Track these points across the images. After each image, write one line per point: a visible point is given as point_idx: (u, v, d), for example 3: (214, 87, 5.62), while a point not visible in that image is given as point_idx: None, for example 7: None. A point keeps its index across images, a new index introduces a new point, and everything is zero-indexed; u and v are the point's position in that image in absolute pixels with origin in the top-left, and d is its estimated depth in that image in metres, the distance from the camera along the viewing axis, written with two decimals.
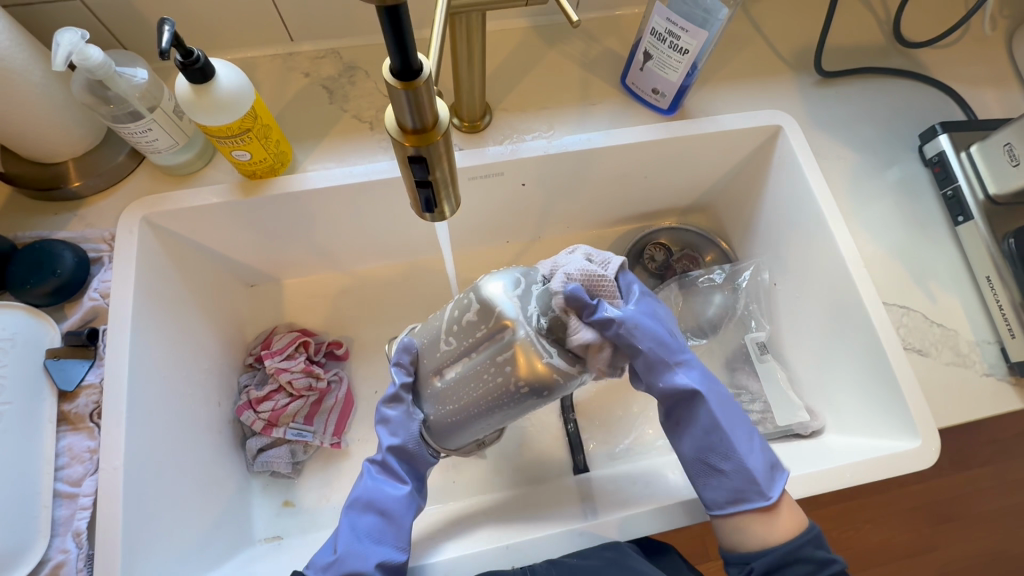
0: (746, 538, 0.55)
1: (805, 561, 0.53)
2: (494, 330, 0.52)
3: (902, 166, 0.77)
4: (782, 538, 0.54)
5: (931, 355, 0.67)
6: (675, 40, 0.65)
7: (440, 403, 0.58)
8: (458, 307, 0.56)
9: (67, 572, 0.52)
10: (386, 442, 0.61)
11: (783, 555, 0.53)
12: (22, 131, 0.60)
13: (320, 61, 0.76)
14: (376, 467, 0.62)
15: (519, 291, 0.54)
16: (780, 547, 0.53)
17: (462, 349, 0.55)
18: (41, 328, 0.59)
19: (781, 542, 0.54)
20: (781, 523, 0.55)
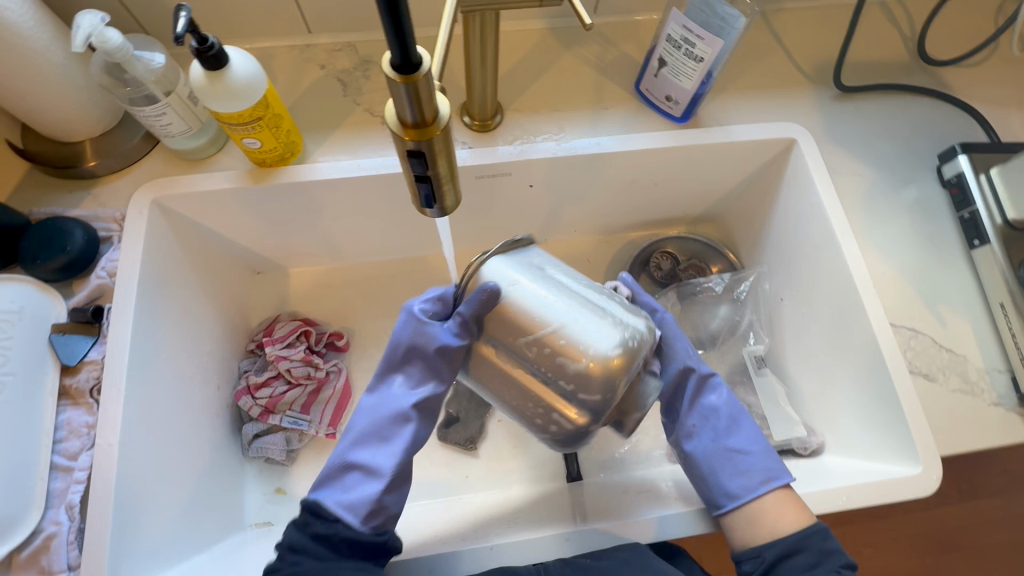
0: (752, 532, 0.56)
1: (810, 551, 0.53)
2: (571, 395, 0.48)
3: (919, 185, 0.75)
4: (788, 529, 0.55)
5: (938, 381, 0.65)
6: (690, 47, 0.65)
7: (484, 364, 0.52)
8: (567, 317, 0.47)
9: (58, 544, 0.52)
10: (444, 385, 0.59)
11: (792, 544, 0.54)
12: (43, 110, 0.61)
13: (336, 54, 0.77)
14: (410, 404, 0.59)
15: (635, 368, 0.48)
16: (786, 538, 0.54)
17: (534, 367, 0.48)
18: (49, 303, 0.60)
19: (791, 531, 0.55)
20: (786, 516, 0.56)
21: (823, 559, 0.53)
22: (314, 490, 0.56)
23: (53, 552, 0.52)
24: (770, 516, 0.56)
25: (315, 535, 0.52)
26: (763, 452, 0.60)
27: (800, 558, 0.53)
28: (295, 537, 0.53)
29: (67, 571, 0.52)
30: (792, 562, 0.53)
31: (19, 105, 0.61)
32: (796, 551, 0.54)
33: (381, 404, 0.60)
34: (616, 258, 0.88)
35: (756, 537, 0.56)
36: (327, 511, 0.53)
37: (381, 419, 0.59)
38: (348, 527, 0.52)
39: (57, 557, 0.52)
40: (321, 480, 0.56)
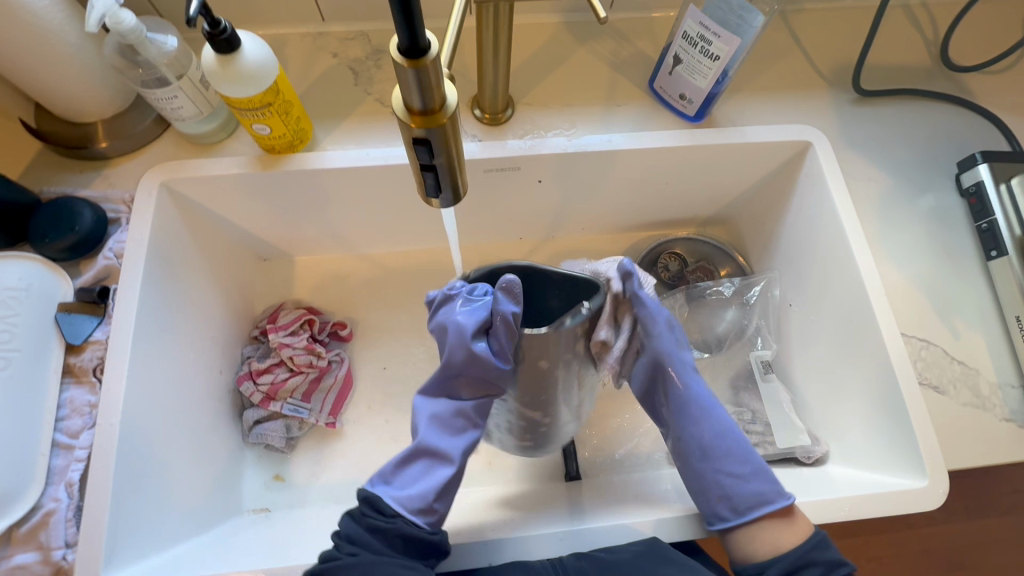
0: (752, 549, 0.55)
1: (817, 565, 0.52)
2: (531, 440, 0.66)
3: (937, 194, 0.73)
4: (790, 544, 0.54)
5: (948, 394, 0.64)
6: (706, 45, 0.64)
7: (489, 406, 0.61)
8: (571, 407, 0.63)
9: (56, 521, 0.53)
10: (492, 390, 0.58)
11: (795, 560, 0.52)
12: (56, 89, 0.61)
13: (349, 43, 0.77)
14: (468, 408, 0.57)
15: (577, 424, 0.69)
16: (789, 552, 0.53)
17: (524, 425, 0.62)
18: (56, 282, 0.61)
19: (791, 548, 0.53)
20: (788, 529, 0.54)
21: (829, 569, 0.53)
22: (370, 482, 0.54)
23: (51, 528, 0.52)
24: (770, 528, 0.55)
25: (371, 528, 0.51)
26: (753, 476, 0.57)
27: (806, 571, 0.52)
28: (351, 528, 0.51)
29: (65, 548, 0.52)
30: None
31: (32, 84, 0.61)
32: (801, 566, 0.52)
33: (440, 403, 0.58)
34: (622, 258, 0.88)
35: (758, 552, 0.54)
36: (387, 506, 0.52)
37: (443, 414, 0.57)
38: (410, 523, 0.51)
39: (55, 533, 0.52)
40: (380, 473, 0.55)
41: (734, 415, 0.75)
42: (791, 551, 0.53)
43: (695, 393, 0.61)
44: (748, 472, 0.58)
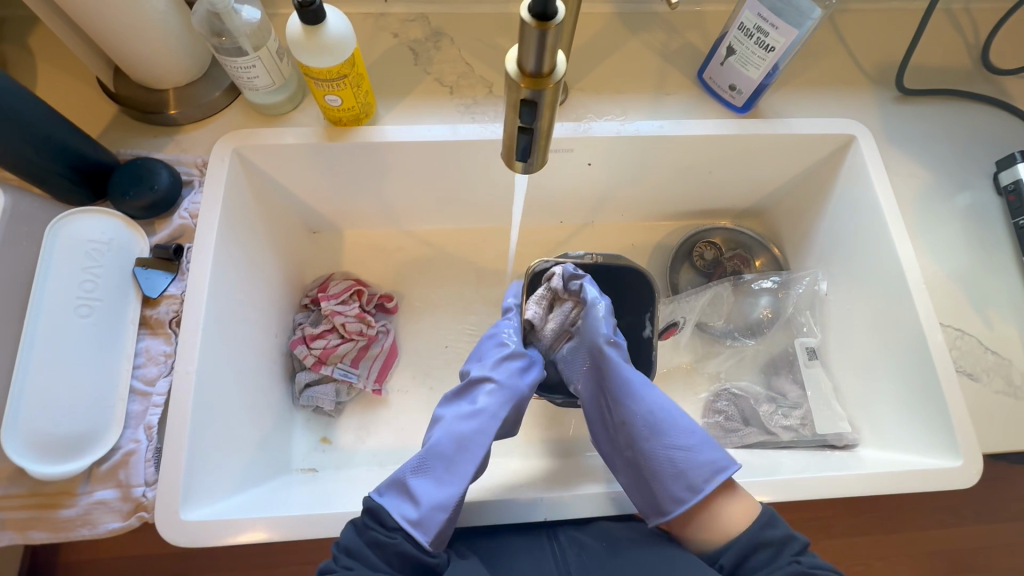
0: (705, 544, 0.57)
1: (767, 547, 0.54)
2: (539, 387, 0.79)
3: (974, 192, 0.76)
4: (738, 530, 0.55)
5: (982, 381, 0.66)
6: (762, 36, 0.66)
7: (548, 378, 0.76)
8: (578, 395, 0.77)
9: (137, 461, 0.56)
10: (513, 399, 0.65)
11: (745, 540, 0.54)
12: (138, 54, 0.64)
13: (409, 24, 0.79)
14: (487, 434, 0.61)
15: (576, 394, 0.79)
16: (740, 535, 0.55)
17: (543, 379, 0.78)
18: (132, 238, 0.63)
19: (743, 530, 0.55)
20: (731, 518, 0.56)
21: (781, 548, 0.53)
22: (382, 491, 0.56)
23: (131, 467, 0.55)
24: (721, 517, 0.56)
25: (372, 541, 0.52)
26: (688, 450, 0.60)
27: (756, 555, 0.54)
28: (352, 539, 0.52)
29: (144, 486, 0.55)
30: (753, 557, 0.54)
31: (115, 48, 0.64)
32: (753, 548, 0.54)
33: (460, 420, 0.62)
34: (659, 246, 0.91)
35: (729, 529, 0.56)
36: (387, 517, 0.53)
37: (464, 432, 0.61)
38: (410, 542, 0.52)
39: (135, 472, 0.55)
40: (390, 483, 0.56)
41: (772, 403, 0.79)
42: (740, 536, 0.55)
43: (629, 378, 0.65)
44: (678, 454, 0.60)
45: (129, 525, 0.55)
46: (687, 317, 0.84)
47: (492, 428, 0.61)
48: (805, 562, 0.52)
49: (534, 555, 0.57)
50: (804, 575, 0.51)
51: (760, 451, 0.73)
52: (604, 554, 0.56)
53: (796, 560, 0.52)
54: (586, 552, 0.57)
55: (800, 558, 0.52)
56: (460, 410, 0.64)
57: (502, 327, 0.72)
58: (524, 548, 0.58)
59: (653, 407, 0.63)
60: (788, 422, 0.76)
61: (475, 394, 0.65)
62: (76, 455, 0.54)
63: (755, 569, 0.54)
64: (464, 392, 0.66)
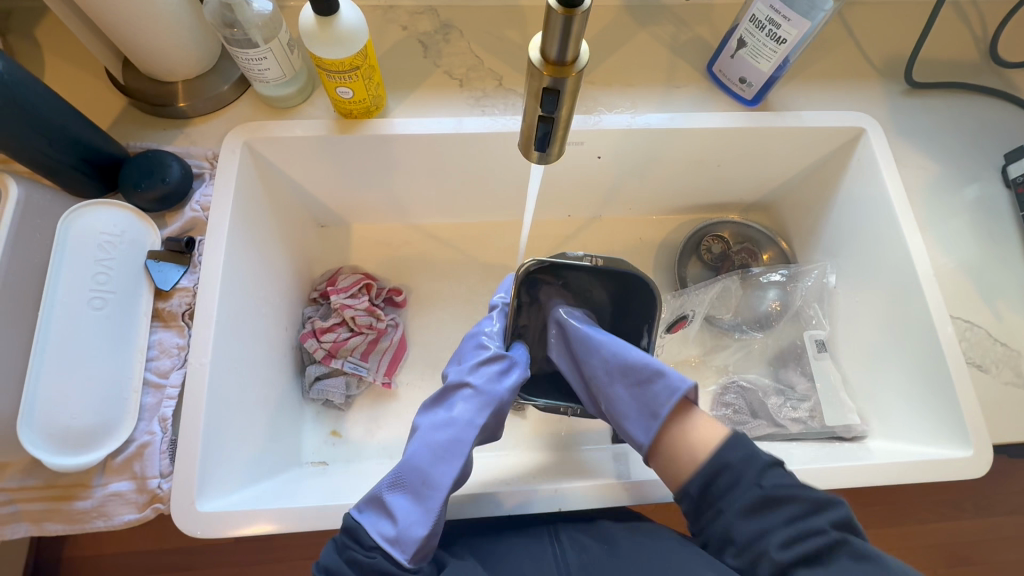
0: (672, 472, 0.58)
1: (729, 471, 0.54)
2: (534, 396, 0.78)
3: (982, 185, 0.76)
4: (705, 453, 0.56)
5: (991, 372, 0.67)
6: (774, 28, 0.66)
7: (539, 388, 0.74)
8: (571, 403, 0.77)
9: (152, 452, 0.56)
10: (490, 406, 0.63)
11: (707, 466, 0.55)
12: (148, 46, 0.64)
13: (418, 17, 0.79)
14: (462, 444, 0.60)
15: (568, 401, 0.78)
16: (704, 459, 0.56)
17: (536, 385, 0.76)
18: (144, 231, 0.63)
19: (707, 455, 0.56)
20: (693, 450, 0.57)
21: (744, 473, 0.53)
22: (359, 508, 0.55)
23: (146, 459, 0.56)
24: (682, 442, 0.58)
25: (350, 560, 0.51)
26: (647, 383, 0.63)
27: (721, 479, 0.54)
28: (331, 559, 0.52)
29: (160, 478, 0.56)
30: (716, 484, 0.54)
31: (125, 40, 0.63)
32: (716, 471, 0.54)
33: (436, 432, 0.61)
34: (667, 240, 0.91)
35: (696, 449, 0.57)
36: (366, 536, 0.52)
37: (441, 443, 0.60)
38: (389, 561, 0.51)
39: (150, 464, 0.55)
40: (368, 500, 0.55)
41: (780, 395, 0.79)
42: (705, 460, 0.55)
43: (586, 333, 0.67)
44: (642, 390, 0.63)
45: (144, 516, 0.55)
46: (696, 310, 0.84)
47: (469, 436, 0.60)
48: (768, 485, 0.52)
49: (535, 553, 0.57)
50: (766, 498, 0.51)
51: (768, 442, 0.73)
52: (605, 555, 0.56)
53: (758, 486, 0.52)
54: (586, 553, 0.57)
55: (763, 482, 0.52)
56: (435, 420, 0.63)
57: (483, 328, 0.70)
58: (523, 549, 0.57)
59: (611, 353, 0.65)
60: (797, 414, 0.76)
61: (451, 402, 0.65)
62: (90, 448, 0.54)
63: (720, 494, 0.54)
64: (441, 400, 0.66)
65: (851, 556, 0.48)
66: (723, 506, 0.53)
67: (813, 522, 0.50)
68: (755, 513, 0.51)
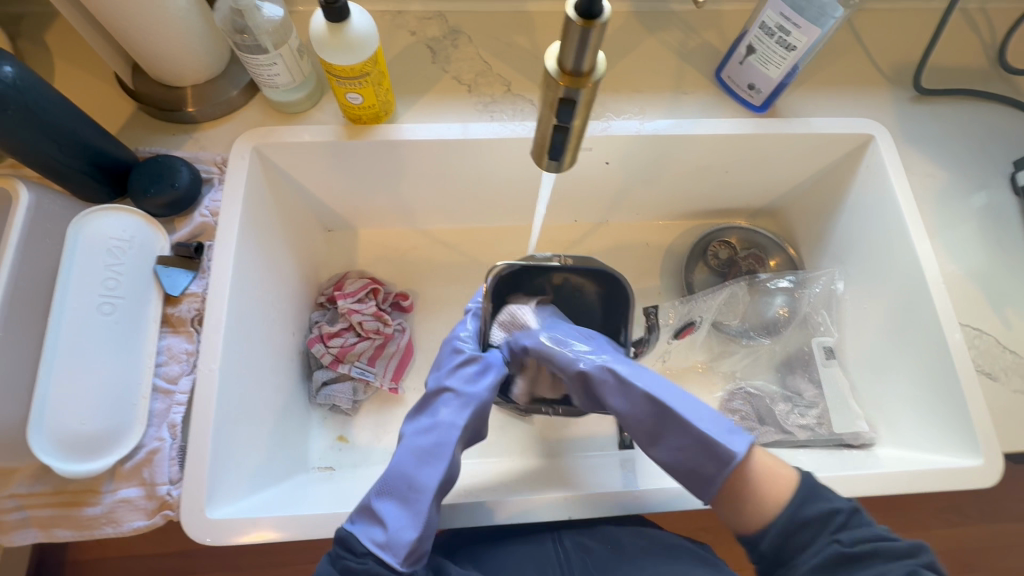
0: (745, 520, 0.51)
1: (809, 526, 0.48)
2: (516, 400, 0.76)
3: (990, 192, 0.76)
4: (778, 507, 0.50)
5: (1000, 380, 0.67)
6: (784, 35, 0.66)
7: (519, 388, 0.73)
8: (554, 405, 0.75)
9: (161, 459, 0.56)
10: (470, 408, 0.63)
11: (785, 521, 0.48)
12: (157, 52, 0.64)
13: (426, 22, 0.79)
14: (445, 446, 0.59)
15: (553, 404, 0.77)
16: (778, 517, 0.49)
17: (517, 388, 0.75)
18: (153, 236, 0.63)
19: (783, 510, 0.49)
20: (766, 495, 0.51)
21: (821, 526, 0.48)
22: (352, 521, 0.54)
23: (155, 465, 0.55)
24: (753, 496, 0.51)
25: (344, 569, 0.50)
26: (697, 427, 0.55)
27: (797, 535, 0.48)
28: (325, 569, 0.50)
29: (169, 484, 0.56)
30: (795, 543, 0.48)
31: (135, 46, 0.63)
32: (796, 527, 0.48)
33: (418, 437, 0.60)
34: (673, 245, 0.91)
35: (769, 504, 0.50)
36: (358, 544, 0.51)
37: (424, 447, 0.59)
38: (380, 564, 0.50)
39: (159, 470, 0.55)
40: (360, 510, 0.55)
41: (788, 402, 0.79)
42: (781, 517, 0.49)
43: (610, 373, 0.61)
44: (692, 431, 0.56)
45: (154, 523, 0.55)
46: (704, 317, 0.84)
47: (451, 437, 0.60)
48: (847, 540, 0.46)
49: (539, 560, 0.57)
50: (846, 556, 0.45)
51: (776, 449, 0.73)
52: (609, 556, 0.57)
53: (836, 539, 0.46)
54: (590, 557, 0.57)
55: (841, 535, 0.46)
56: (419, 425, 0.63)
57: (457, 331, 0.71)
58: (527, 553, 0.58)
59: (647, 394, 0.59)
60: (805, 421, 0.76)
61: (433, 406, 0.64)
62: (99, 454, 0.54)
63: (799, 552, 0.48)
64: (424, 407, 0.65)
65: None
66: (795, 561, 0.47)
67: (893, 570, 0.43)
68: (832, 570, 0.45)
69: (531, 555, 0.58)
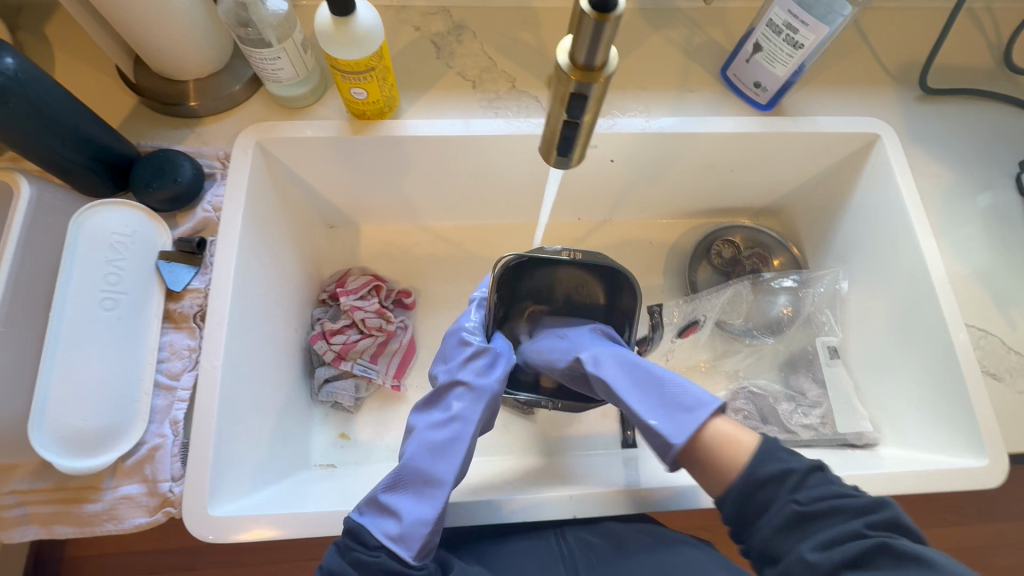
0: (710, 484, 0.48)
1: (767, 486, 0.45)
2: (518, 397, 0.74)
3: (995, 193, 0.75)
4: (734, 469, 0.47)
5: (1005, 381, 0.67)
6: (792, 33, 0.66)
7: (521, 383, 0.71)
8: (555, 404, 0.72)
9: (163, 455, 0.55)
10: (482, 401, 0.61)
11: (744, 483, 0.45)
12: (159, 45, 0.63)
13: (431, 17, 0.78)
14: (460, 442, 0.58)
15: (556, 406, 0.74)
16: (733, 479, 0.46)
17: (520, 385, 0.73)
18: (156, 231, 0.62)
19: (739, 473, 0.46)
20: (723, 459, 0.48)
21: (778, 486, 0.45)
22: (360, 512, 0.54)
23: (158, 462, 0.55)
24: (713, 457, 0.48)
25: (355, 561, 0.50)
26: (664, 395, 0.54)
27: (756, 498, 0.45)
28: (335, 562, 0.50)
29: (171, 482, 0.55)
30: (756, 505, 0.45)
31: (137, 39, 0.63)
32: (755, 489, 0.45)
33: (432, 431, 0.59)
34: (677, 244, 0.91)
35: (725, 465, 0.47)
36: (369, 536, 0.51)
37: (438, 441, 0.58)
38: (393, 558, 0.50)
39: (161, 467, 0.55)
40: (369, 502, 0.54)
41: (792, 402, 0.79)
42: (737, 480, 0.46)
43: (585, 355, 0.60)
44: (661, 399, 0.54)
45: (156, 520, 0.55)
46: (707, 316, 0.84)
47: (467, 433, 0.59)
48: (805, 499, 0.43)
49: (541, 556, 0.57)
50: (803, 516, 0.43)
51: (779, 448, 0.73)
52: (613, 553, 0.56)
53: (794, 500, 0.43)
54: (592, 551, 0.56)
55: (798, 495, 0.43)
56: (432, 419, 0.62)
57: (463, 323, 0.69)
58: (530, 551, 0.58)
59: (615, 370, 0.57)
60: (808, 420, 0.76)
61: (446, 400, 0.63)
62: (100, 450, 0.53)
63: (763, 516, 0.44)
64: (436, 400, 0.64)
65: (890, 552, 0.38)
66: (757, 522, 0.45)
67: (850, 528, 0.41)
68: (792, 532, 0.43)
69: (533, 551, 0.57)
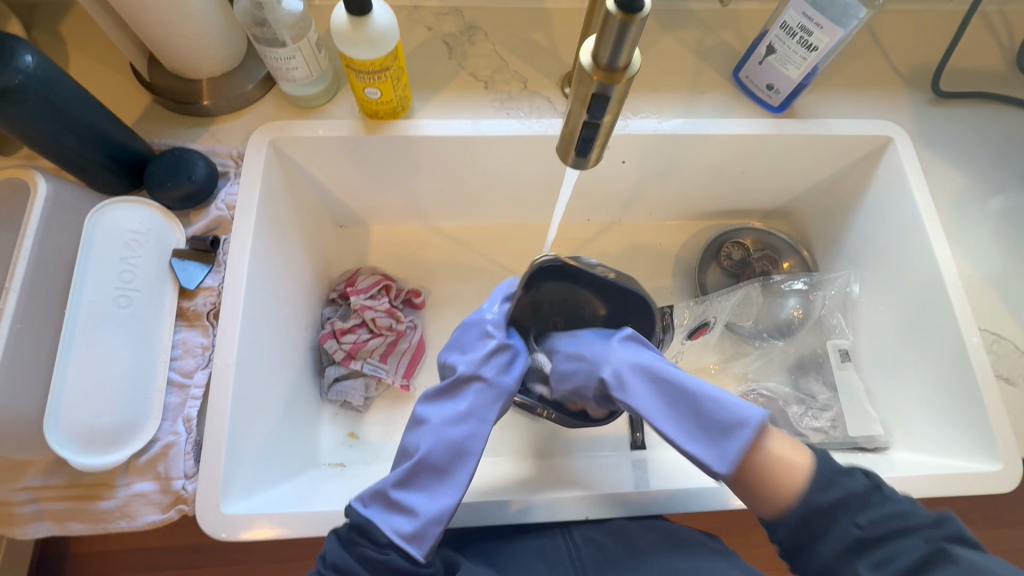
0: (764, 506, 0.48)
1: (829, 509, 0.44)
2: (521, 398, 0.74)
3: (1007, 197, 0.75)
4: (793, 493, 0.46)
5: (1019, 385, 0.66)
6: (806, 35, 0.65)
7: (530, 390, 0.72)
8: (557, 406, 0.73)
9: (176, 453, 0.55)
10: (498, 401, 0.62)
11: (807, 510, 0.45)
12: (174, 44, 0.64)
13: (443, 17, 0.79)
14: (475, 441, 0.58)
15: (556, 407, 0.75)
16: (794, 505, 0.45)
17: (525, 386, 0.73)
18: (170, 229, 0.62)
19: (800, 497, 0.45)
20: (780, 483, 0.47)
21: (839, 508, 0.44)
22: (365, 503, 0.53)
23: (171, 459, 0.55)
24: (768, 480, 0.47)
25: (362, 557, 0.49)
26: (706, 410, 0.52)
27: (817, 523, 0.44)
28: (338, 554, 0.49)
29: (184, 479, 0.55)
30: (817, 531, 0.44)
31: (151, 38, 0.63)
32: (815, 516, 0.44)
33: (448, 428, 0.59)
34: (687, 246, 0.91)
35: (785, 489, 0.46)
36: (379, 533, 0.50)
37: (454, 439, 0.58)
38: (403, 557, 0.50)
39: (174, 464, 0.55)
40: (376, 495, 0.54)
41: (800, 405, 0.79)
42: (797, 505, 0.45)
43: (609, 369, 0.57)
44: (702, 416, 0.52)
45: (168, 517, 0.55)
46: (718, 318, 0.83)
47: (482, 432, 0.59)
48: (866, 523, 0.43)
49: (551, 556, 0.56)
50: (862, 540, 0.43)
51: None
52: (622, 553, 0.55)
53: (856, 525, 0.43)
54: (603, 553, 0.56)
55: (860, 518, 0.43)
56: (446, 413, 0.61)
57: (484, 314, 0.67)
58: (540, 549, 0.57)
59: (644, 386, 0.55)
60: (818, 423, 0.76)
61: (462, 393, 0.62)
62: (114, 447, 0.54)
63: (825, 544, 0.44)
64: (448, 393, 0.63)
65: (953, 570, 0.40)
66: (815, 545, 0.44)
67: (912, 546, 0.42)
68: (851, 556, 0.43)
69: (544, 552, 0.57)
